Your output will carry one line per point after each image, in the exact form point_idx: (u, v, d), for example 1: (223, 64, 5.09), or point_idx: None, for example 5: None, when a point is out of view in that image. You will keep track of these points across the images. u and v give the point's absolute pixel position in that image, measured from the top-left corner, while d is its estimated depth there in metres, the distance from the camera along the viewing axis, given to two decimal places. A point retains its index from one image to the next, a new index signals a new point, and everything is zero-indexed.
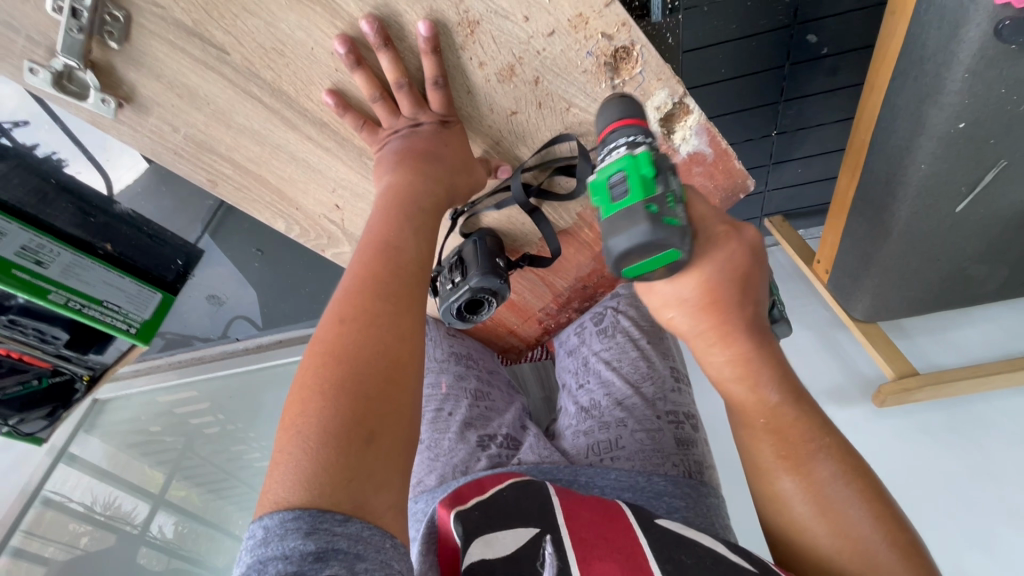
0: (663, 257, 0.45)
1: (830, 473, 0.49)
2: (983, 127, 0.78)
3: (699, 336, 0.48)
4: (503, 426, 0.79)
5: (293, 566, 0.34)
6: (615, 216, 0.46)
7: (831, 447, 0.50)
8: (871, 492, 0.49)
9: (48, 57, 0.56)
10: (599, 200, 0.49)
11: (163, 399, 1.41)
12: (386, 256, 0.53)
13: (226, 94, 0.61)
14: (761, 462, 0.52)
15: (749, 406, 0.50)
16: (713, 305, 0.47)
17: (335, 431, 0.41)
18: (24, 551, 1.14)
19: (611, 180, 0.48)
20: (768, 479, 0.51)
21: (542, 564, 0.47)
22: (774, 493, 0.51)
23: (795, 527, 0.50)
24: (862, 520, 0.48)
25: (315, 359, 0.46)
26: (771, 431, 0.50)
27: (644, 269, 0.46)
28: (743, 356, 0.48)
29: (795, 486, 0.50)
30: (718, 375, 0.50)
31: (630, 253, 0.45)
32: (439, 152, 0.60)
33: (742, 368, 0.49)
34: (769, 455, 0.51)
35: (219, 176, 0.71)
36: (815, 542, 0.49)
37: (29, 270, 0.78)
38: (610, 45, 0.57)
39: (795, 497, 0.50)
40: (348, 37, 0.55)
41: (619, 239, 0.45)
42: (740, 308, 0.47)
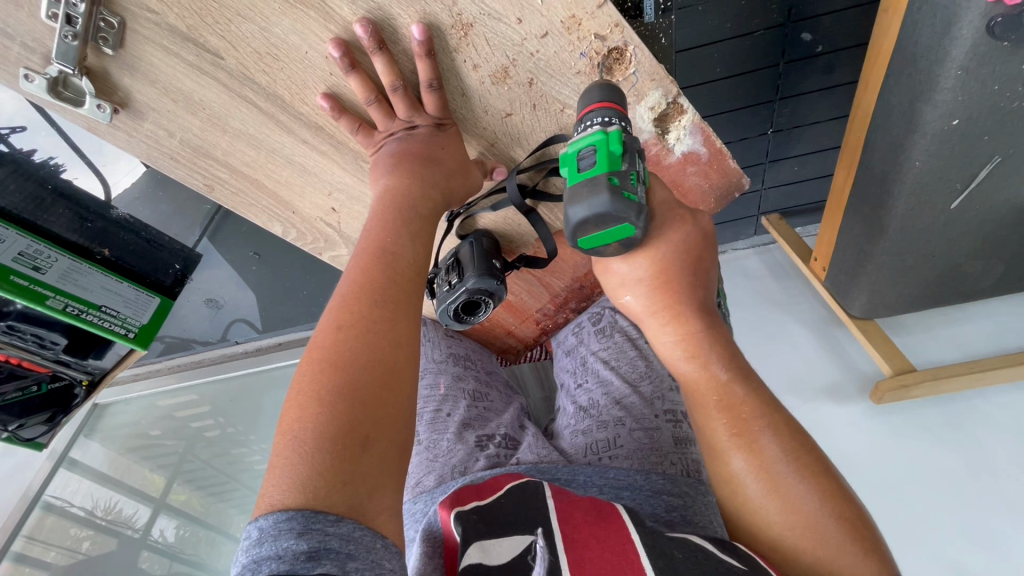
0: (618, 228, 0.51)
1: (779, 451, 0.49)
2: (978, 124, 0.78)
3: (653, 313, 0.57)
4: (501, 426, 0.80)
5: (286, 564, 0.34)
6: (579, 184, 0.51)
7: (781, 427, 0.51)
8: (821, 472, 0.48)
9: (43, 64, 0.56)
10: (565, 168, 0.53)
11: (163, 403, 1.40)
12: (383, 261, 0.53)
13: (221, 99, 0.61)
14: (716, 443, 0.52)
15: (698, 382, 0.54)
16: (664, 283, 0.57)
17: (331, 436, 0.41)
18: (25, 556, 1.14)
19: (581, 154, 0.52)
20: (721, 460, 0.51)
21: (533, 558, 0.47)
22: (728, 474, 0.51)
23: (750, 510, 0.49)
24: (806, 495, 0.47)
25: (313, 364, 0.46)
26: (723, 409, 0.52)
27: (598, 238, 0.52)
28: (693, 335, 0.55)
29: (744, 463, 0.49)
30: (673, 352, 0.56)
31: (588, 222, 0.51)
32: (435, 155, 0.60)
33: (691, 345, 0.55)
34: (722, 434, 0.51)
35: (215, 180, 0.71)
36: (768, 522, 0.48)
37: (27, 276, 0.78)
38: (603, 45, 0.57)
39: (746, 474, 0.49)
40: (342, 41, 0.55)
41: (578, 207, 0.50)
42: (688, 287, 0.57)
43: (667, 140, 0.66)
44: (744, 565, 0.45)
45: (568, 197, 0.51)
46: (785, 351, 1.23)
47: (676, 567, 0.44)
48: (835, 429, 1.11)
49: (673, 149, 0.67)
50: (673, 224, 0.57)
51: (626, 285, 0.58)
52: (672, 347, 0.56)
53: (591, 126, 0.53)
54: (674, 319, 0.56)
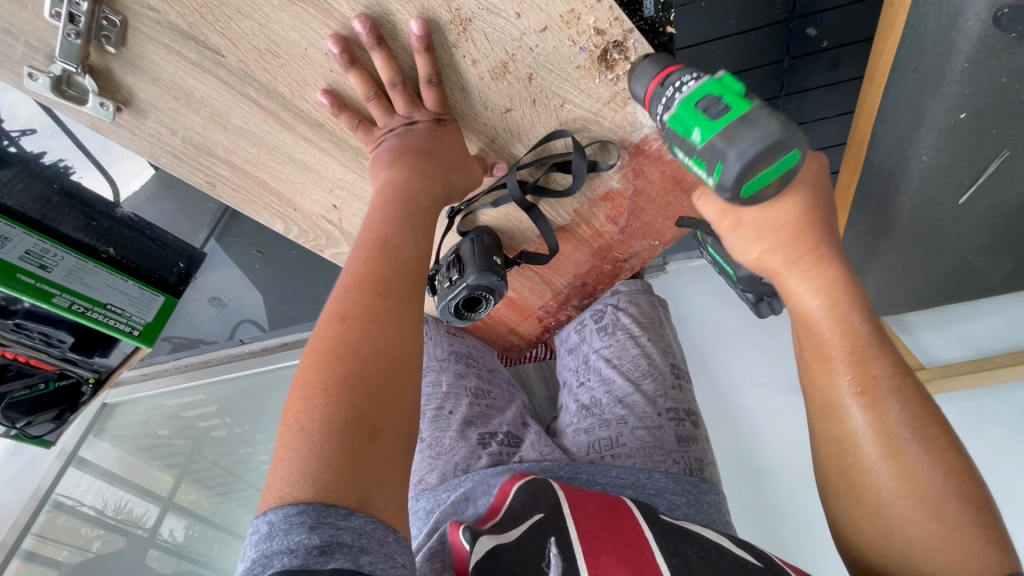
0: (786, 159, 0.46)
1: (907, 418, 0.47)
2: (985, 117, 0.78)
3: (792, 264, 0.50)
4: (504, 423, 0.80)
5: (299, 559, 0.35)
6: (732, 126, 0.46)
7: (911, 392, 0.48)
8: (947, 440, 0.47)
9: (46, 63, 0.57)
10: (693, 126, 0.48)
11: (170, 402, 1.42)
12: (386, 253, 0.53)
13: (223, 97, 0.62)
14: (835, 397, 0.49)
15: (833, 336, 0.49)
16: (804, 231, 0.50)
17: (337, 426, 0.41)
18: (36, 554, 1.16)
19: (708, 104, 0.48)
20: (837, 415, 0.50)
21: (548, 564, 0.46)
22: (843, 432, 0.49)
23: (859, 474, 0.49)
24: (930, 469, 0.46)
25: (316, 357, 0.46)
26: (852, 364, 0.49)
27: (766, 178, 0.46)
28: (832, 282, 0.49)
29: (865, 421, 0.48)
30: (807, 303, 0.50)
31: (760, 158, 0.45)
32: (435, 150, 0.60)
33: (829, 292, 0.49)
34: (846, 389, 0.49)
35: (217, 178, 0.71)
36: (878, 488, 0.47)
37: (33, 274, 0.78)
38: (603, 39, 0.57)
39: (864, 434, 0.48)
40: (341, 37, 0.55)
41: (746, 146, 0.45)
42: (825, 238, 0.50)
43: None
44: (757, 561, 0.45)
45: (728, 141, 0.45)
46: None
47: (690, 565, 0.44)
48: None
49: None
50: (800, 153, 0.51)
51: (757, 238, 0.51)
52: (807, 295, 0.50)
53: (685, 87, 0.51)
54: (815, 270, 0.50)
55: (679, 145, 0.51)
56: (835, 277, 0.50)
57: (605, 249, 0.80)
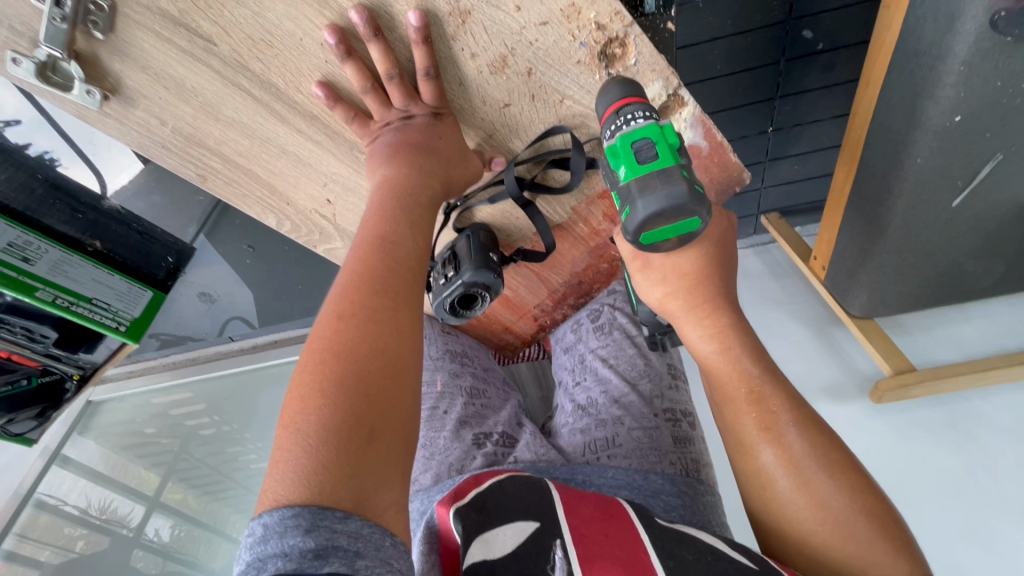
0: (685, 222, 0.50)
1: (807, 449, 0.49)
2: (980, 120, 0.78)
3: (691, 309, 0.56)
4: (499, 423, 0.79)
5: (293, 564, 0.33)
6: (648, 175, 0.49)
7: (805, 420, 0.51)
8: (849, 468, 0.49)
9: (31, 48, 0.55)
10: (621, 163, 0.51)
11: (157, 401, 1.39)
12: (383, 250, 0.52)
13: (214, 86, 0.60)
14: (744, 435, 0.52)
15: (728, 373, 0.54)
16: (701, 280, 0.56)
17: (334, 429, 0.40)
18: (16, 554, 1.13)
19: (638, 146, 0.51)
20: (750, 455, 0.51)
21: (553, 567, 0.46)
22: (756, 469, 0.50)
23: (779, 510, 0.49)
24: (838, 495, 0.47)
25: (313, 356, 0.45)
26: (752, 401, 0.52)
27: (663, 232, 0.51)
28: (721, 327, 0.55)
29: (775, 459, 0.49)
30: (702, 345, 0.56)
31: (658, 215, 0.49)
32: (434, 145, 0.59)
33: (720, 338, 0.55)
34: (751, 426, 0.51)
35: (208, 170, 0.70)
36: (796, 519, 0.48)
37: (16, 268, 0.76)
38: (604, 34, 0.56)
39: (774, 469, 0.49)
40: (337, 28, 0.54)
41: (652, 199, 0.48)
42: (718, 283, 0.56)
43: None
44: (755, 564, 0.45)
45: (638, 194, 0.49)
46: (782, 349, 1.21)
47: (686, 567, 0.44)
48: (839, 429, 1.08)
49: None
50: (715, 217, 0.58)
51: (656, 283, 0.58)
52: (704, 343, 0.56)
53: (635, 120, 0.52)
54: (707, 314, 0.55)
55: (608, 171, 0.54)
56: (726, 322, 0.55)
57: (601, 248, 0.79)
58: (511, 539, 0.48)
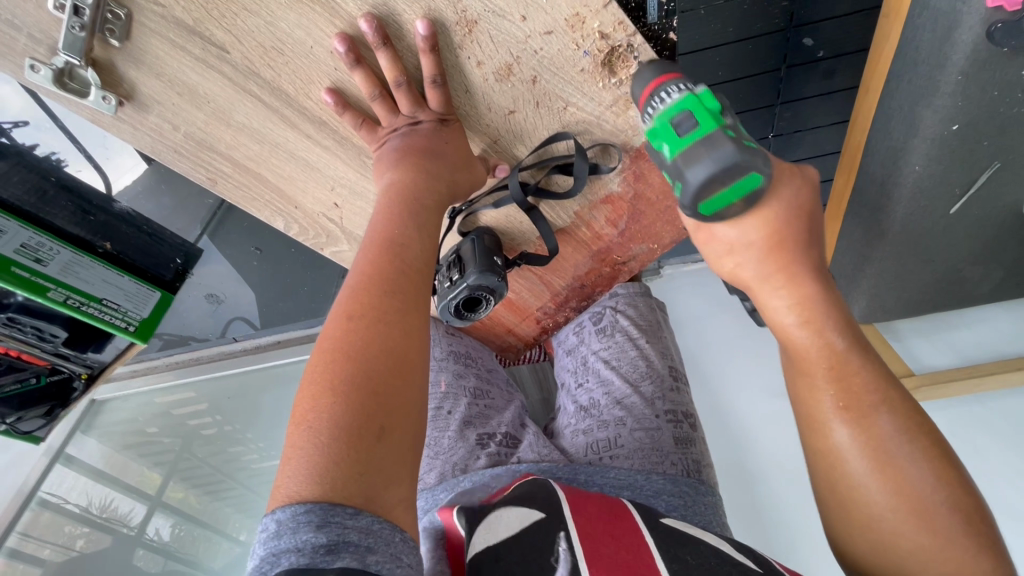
0: (747, 180, 0.47)
1: (893, 430, 0.46)
2: (977, 129, 0.79)
3: (766, 279, 0.50)
4: (502, 424, 0.80)
5: (306, 558, 0.35)
6: (691, 146, 0.48)
7: (897, 403, 0.47)
8: (938, 454, 0.46)
9: (49, 55, 0.56)
10: (662, 140, 0.50)
11: (160, 400, 1.40)
12: (392, 252, 0.53)
13: (226, 92, 0.61)
14: (818, 413, 0.48)
15: (813, 351, 0.48)
16: (780, 245, 0.49)
17: (343, 426, 0.42)
18: (19, 552, 1.15)
19: (675, 120, 0.49)
20: (823, 432, 0.48)
21: (558, 560, 0.46)
22: (830, 447, 0.48)
23: (848, 490, 0.47)
24: (922, 479, 0.45)
25: (324, 356, 0.46)
26: (832, 380, 0.48)
27: (725, 197, 0.48)
28: (809, 299, 0.49)
29: (853, 441, 0.46)
30: (784, 318, 0.50)
31: (714, 178, 0.47)
32: (440, 150, 0.61)
33: (807, 309, 0.49)
34: (828, 405, 0.48)
35: (218, 174, 0.71)
36: (869, 502, 0.46)
37: (28, 268, 0.78)
38: (607, 43, 0.57)
39: (852, 450, 0.46)
40: (347, 36, 0.55)
41: (701, 167, 0.47)
42: (803, 249, 0.50)
43: None
44: (759, 567, 0.46)
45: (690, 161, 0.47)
46: None
47: (690, 570, 0.45)
48: None
49: None
50: (785, 174, 0.50)
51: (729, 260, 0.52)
52: (785, 315, 0.50)
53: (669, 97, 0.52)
54: (787, 284, 0.49)
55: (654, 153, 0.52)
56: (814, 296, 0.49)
57: (603, 252, 0.81)
58: (516, 522, 0.50)
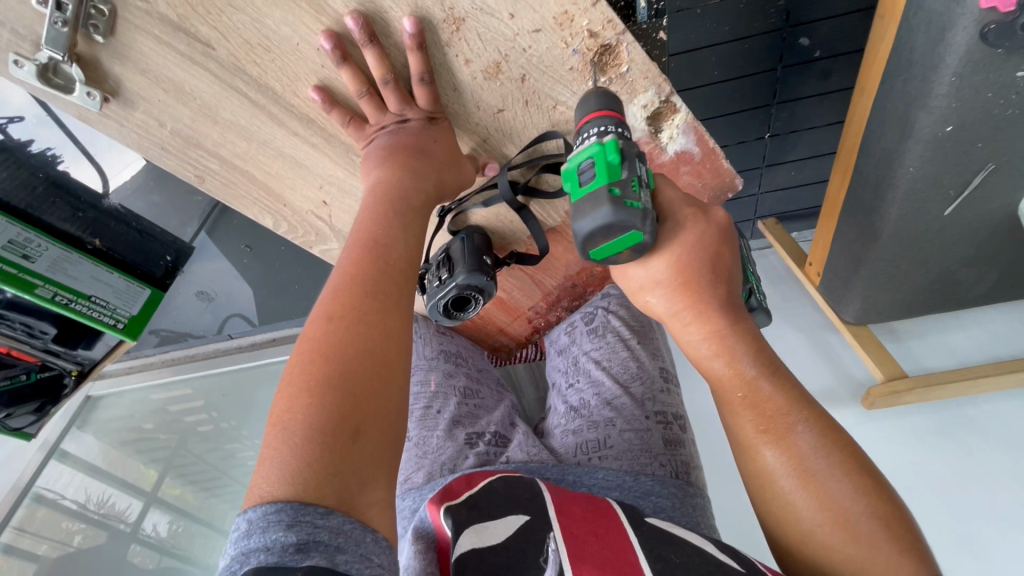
0: (627, 237, 0.50)
1: (811, 446, 0.48)
2: (971, 130, 0.78)
3: (676, 315, 0.54)
4: (492, 423, 0.80)
5: (274, 557, 0.34)
6: (582, 199, 0.50)
7: (815, 419, 0.49)
8: (859, 466, 0.47)
9: (33, 51, 0.56)
10: (568, 185, 0.53)
11: (156, 396, 1.40)
12: (375, 253, 0.53)
13: (213, 89, 0.61)
14: (743, 437, 0.51)
15: (729, 381, 0.52)
16: (683, 285, 0.53)
17: (319, 427, 0.41)
18: (14, 547, 1.14)
19: (580, 168, 0.52)
20: (751, 453, 0.50)
21: (547, 560, 0.46)
22: (759, 468, 0.49)
23: (780, 506, 0.48)
24: (844, 491, 0.45)
25: (303, 356, 0.46)
26: (749, 405, 0.50)
27: (609, 248, 0.51)
28: (719, 332, 0.52)
29: (777, 459, 0.48)
30: (701, 351, 0.53)
31: (592, 235, 0.50)
32: (427, 148, 0.60)
33: (718, 342, 0.52)
34: (749, 428, 0.50)
35: (206, 172, 0.71)
36: (799, 517, 0.47)
37: (15, 264, 0.77)
38: (596, 41, 0.57)
39: (777, 469, 0.48)
40: (334, 33, 0.55)
41: (584, 222, 0.49)
42: (710, 288, 0.53)
43: (660, 139, 0.66)
44: (741, 566, 0.46)
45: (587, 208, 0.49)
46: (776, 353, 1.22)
47: (673, 568, 0.45)
48: None
49: (665, 148, 0.67)
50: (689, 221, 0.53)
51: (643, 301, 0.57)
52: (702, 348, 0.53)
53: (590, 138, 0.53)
54: (697, 322, 0.53)
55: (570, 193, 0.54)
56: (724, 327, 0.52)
57: None
58: (500, 531, 0.50)
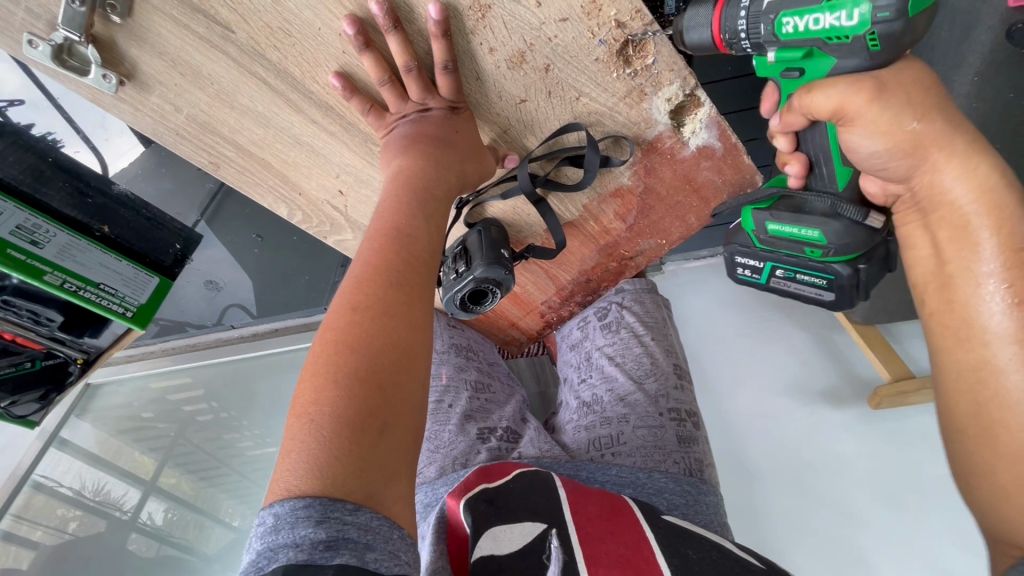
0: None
1: None
2: (990, 132, 0.78)
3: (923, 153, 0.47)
4: (503, 419, 0.79)
5: (304, 554, 0.34)
6: None
7: None
8: None
9: (48, 31, 0.54)
10: None
11: (154, 385, 1.39)
12: (398, 243, 0.52)
13: (231, 74, 0.60)
14: (976, 321, 0.47)
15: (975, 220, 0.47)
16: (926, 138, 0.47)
17: (346, 420, 0.41)
18: (12, 535, 1.11)
19: None
20: (976, 345, 0.46)
21: (548, 557, 0.47)
22: (980, 361, 0.46)
23: (997, 413, 0.44)
24: None
25: (327, 347, 0.45)
26: (1011, 265, 0.45)
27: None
28: (985, 183, 0.46)
29: (1010, 352, 0.44)
30: (956, 195, 0.47)
31: None
32: (449, 138, 0.59)
33: (978, 184, 0.46)
34: (998, 306, 0.45)
35: (221, 159, 0.70)
36: (1022, 425, 0.43)
37: (24, 250, 0.76)
38: (623, 32, 0.56)
39: (1010, 363, 0.44)
40: (357, 18, 0.54)
41: None
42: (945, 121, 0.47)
43: (682, 133, 0.65)
44: (761, 564, 0.47)
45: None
46: (783, 351, 1.21)
47: (690, 565, 0.45)
48: (830, 433, 1.08)
49: (688, 143, 0.66)
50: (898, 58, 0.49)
51: (855, 126, 0.49)
52: (956, 186, 0.47)
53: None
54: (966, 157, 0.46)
55: (797, 4, 0.49)
56: (990, 168, 0.46)
57: (611, 246, 0.79)
58: (519, 537, 0.49)
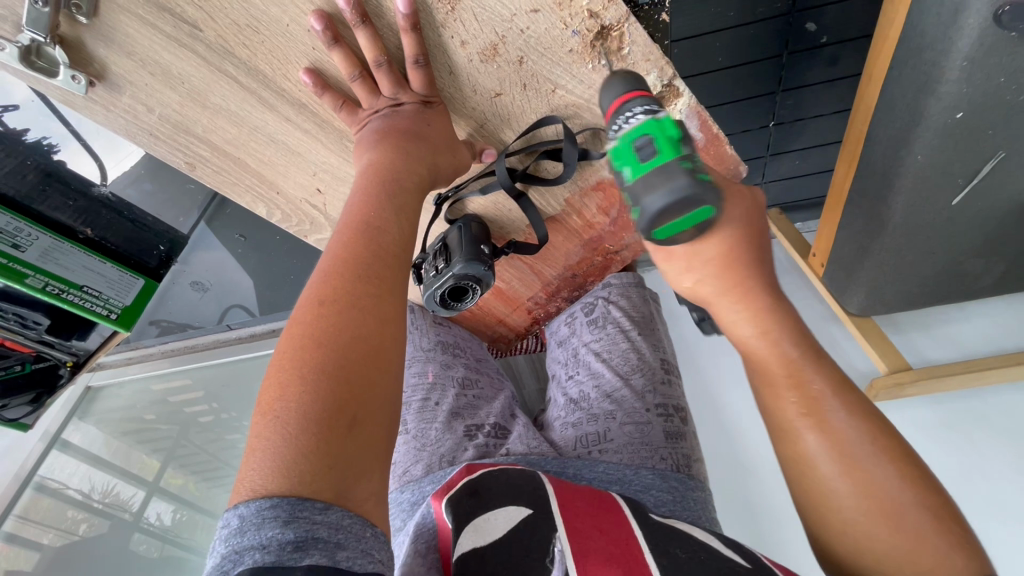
0: (698, 213, 0.42)
1: (855, 429, 0.46)
2: (982, 117, 0.73)
3: (722, 295, 0.47)
4: (491, 415, 0.79)
5: (272, 556, 0.34)
6: (647, 174, 0.43)
7: (853, 399, 0.48)
8: (902, 451, 0.46)
9: (13, 32, 0.54)
10: (625, 162, 0.45)
11: (156, 387, 1.40)
12: (368, 236, 0.51)
13: (201, 73, 0.59)
14: (783, 420, 0.49)
15: (765, 357, 0.48)
16: (732, 267, 0.46)
17: (314, 417, 0.40)
18: (17, 535, 1.13)
19: (637, 143, 0.44)
20: (791, 437, 0.49)
21: (554, 561, 0.46)
22: (798, 452, 0.48)
23: (819, 493, 0.48)
24: (888, 478, 0.45)
25: (294, 343, 0.44)
26: (793, 386, 0.48)
27: (675, 227, 0.43)
28: (763, 313, 0.47)
29: (819, 443, 0.47)
30: (743, 330, 0.49)
31: (666, 209, 0.42)
32: (422, 132, 0.59)
33: (761, 321, 0.48)
34: (791, 412, 0.48)
35: (197, 159, 0.70)
36: (838, 504, 0.47)
37: (6, 253, 0.76)
38: (597, 22, 0.54)
39: (818, 455, 0.47)
40: (325, 13, 0.53)
41: (659, 194, 0.42)
42: (754, 262, 0.47)
43: None
44: (747, 563, 0.45)
45: (645, 188, 0.43)
46: None
47: (680, 566, 0.43)
48: None
49: None
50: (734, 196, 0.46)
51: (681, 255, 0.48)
52: (742, 324, 0.48)
53: (634, 117, 0.47)
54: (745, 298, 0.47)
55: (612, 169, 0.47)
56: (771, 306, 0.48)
57: (595, 241, 0.79)
58: (503, 522, 0.49)
